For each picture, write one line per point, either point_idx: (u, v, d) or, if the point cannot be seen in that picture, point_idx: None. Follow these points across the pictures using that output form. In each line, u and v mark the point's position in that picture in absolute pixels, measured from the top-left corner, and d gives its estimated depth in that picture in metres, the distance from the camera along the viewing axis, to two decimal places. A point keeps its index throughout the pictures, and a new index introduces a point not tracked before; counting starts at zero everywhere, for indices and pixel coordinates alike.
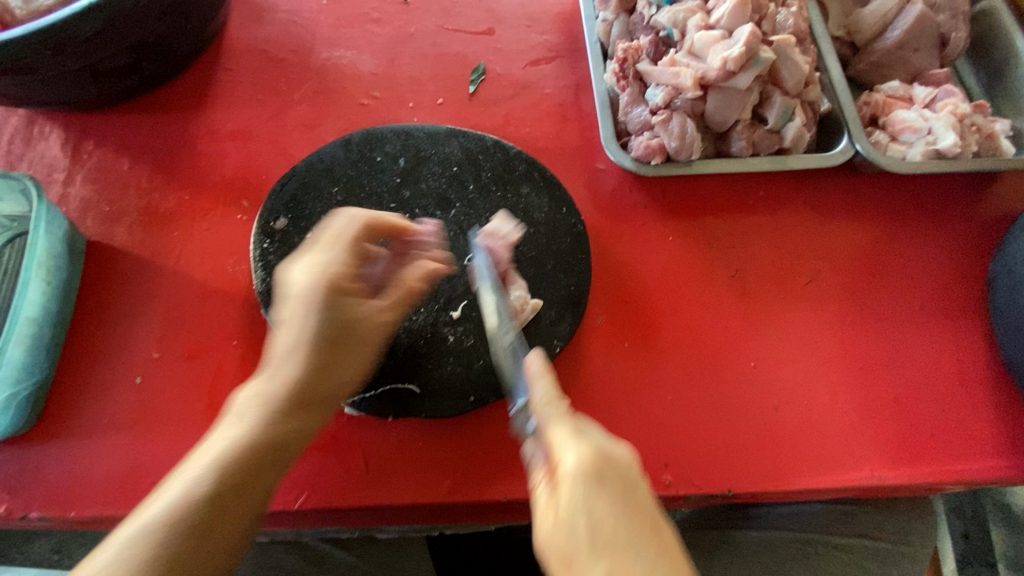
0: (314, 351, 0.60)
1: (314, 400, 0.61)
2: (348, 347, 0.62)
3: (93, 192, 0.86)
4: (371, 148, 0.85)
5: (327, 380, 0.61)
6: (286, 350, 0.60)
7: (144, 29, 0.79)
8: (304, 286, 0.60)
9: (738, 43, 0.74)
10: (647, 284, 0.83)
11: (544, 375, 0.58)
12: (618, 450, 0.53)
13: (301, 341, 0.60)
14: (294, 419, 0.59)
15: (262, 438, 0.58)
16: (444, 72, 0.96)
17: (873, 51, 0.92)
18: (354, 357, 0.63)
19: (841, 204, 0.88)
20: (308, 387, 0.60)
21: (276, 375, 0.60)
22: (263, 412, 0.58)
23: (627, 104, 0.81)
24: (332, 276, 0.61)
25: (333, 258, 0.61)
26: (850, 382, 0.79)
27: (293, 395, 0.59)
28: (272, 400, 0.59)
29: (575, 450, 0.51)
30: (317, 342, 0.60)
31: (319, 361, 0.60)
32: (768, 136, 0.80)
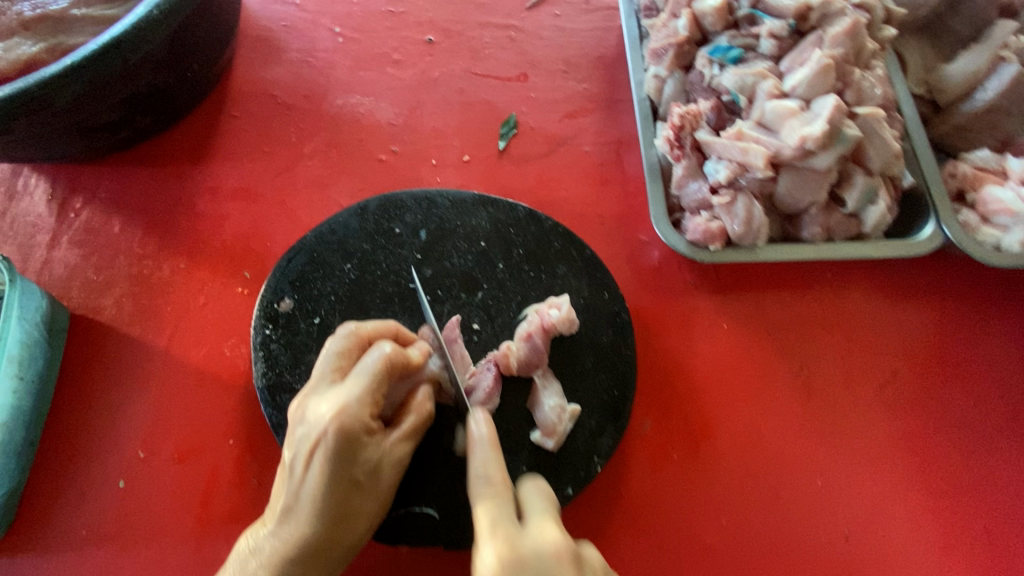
0: (320, 512, 0.52)
1: (333, 550, 0.54)
2: (364, 496, 0.54)
3: (80, 257, 0.77)
4: (389, 216, 0.75)
5: (337, 538, 0.54)
6: (292, 505, 0.53)
7: (137, 83, 0.70)
8: (313, 438, 0.51)
9: (818, 118, 0.64)
10: (700, 379, 0.73)
11: (485, 444, 0.52)
12: (536, 545, 0.45)
13: (310, 497, 0.52)
14: None
15: None
16: (471, 124, 0.86)
17: (958, 114, 0.81)
18: (367, 507, 0.55)
19: (921, 290, 0.77)
20: (319, 549, 0.53)
21: (279, 532, 0.53)
22: (284, 565, 0.52)
23: (683, 178, 0.70)
24: (346, 424, 0.51)
25: (355, 397, 0.52)
26: (934, 508, 0.68)
27: (300, 559, 0.52)
28: (277, 563, 0.52)
29: (488, 552, 0.45)
30: (326, 501, 0.51)
31: (327, 523, 0.52)
32: (845, 221, 0.70)
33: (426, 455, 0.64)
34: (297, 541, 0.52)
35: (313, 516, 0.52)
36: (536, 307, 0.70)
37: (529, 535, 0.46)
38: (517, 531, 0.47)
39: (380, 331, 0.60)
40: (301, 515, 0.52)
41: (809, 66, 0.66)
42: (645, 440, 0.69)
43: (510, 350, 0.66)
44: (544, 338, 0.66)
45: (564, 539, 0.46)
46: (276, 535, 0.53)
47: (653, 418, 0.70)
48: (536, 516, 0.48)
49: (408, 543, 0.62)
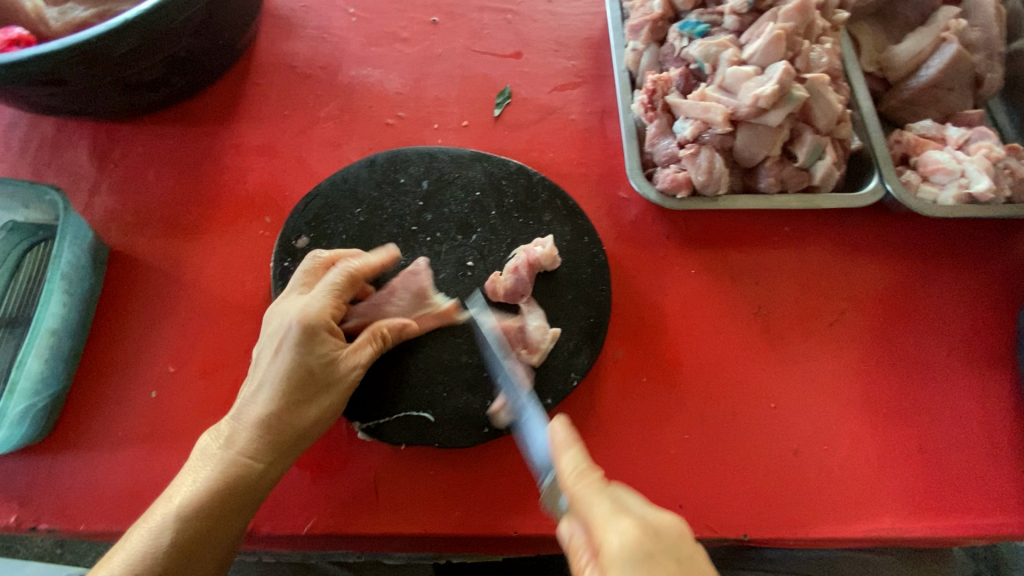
0: (280, 392, 0.62)
1: (289, 434, 0.63)
2: (320, 388, 0.64)
3: (118, 202, 0.87)
4: (395, 169, 0.85)
5: (293, 422, 0.63)
6: (258, 389, 0.63)
7: (176, 44, 0.79)
8: (283, 329, 0.64)
9: (770, 80, 0.73)
10: (669, 316, 0.82)
11: (570, 446, 0.57)
12: (659, 522, 0.51)
13: (274, 381, 0.63)
14: (261, 457, 0.61)
15: (242, 465, 0.60)
16: (470, 94, 0.96)
17: (907, 89, 0.91)
18: (322, 399, 0.64)
19: (868, 242, 0.86)
20: (277, 429, 0.62)
21: (243, 414, 0.63)
22: (248, 441, 0.61)
23: (655, 135, 0.80)
24: (307, 317, 0.64)
25: (315, 300, 0.66)
26: (874, 428, 0.77)
27: (258, 437, 0.61)
28: (242, 439, 0.61)
29: (618, 526, 0.50)
30: (286, 381, 0.62)
31: (286, 403, 0.62)
32: (797, 174, 0.79)
33: (423, 369, 0.73)
34: (260, 419, 0.62)
35: (275, 397, 0.62)
36: (523, 247, 0.80)
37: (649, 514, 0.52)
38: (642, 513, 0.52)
39: (345, 256, 0.73)
40: (265, 398, 0.63)
41: (764, 36, 0.75)
42: (619, 365, 0.78)
43: (499, 282, 0.75)
44: (528, 273, 0.76)
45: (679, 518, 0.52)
46: (242, 419, 0.63)
47: (626, 346, 0.80)
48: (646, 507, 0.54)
49: (406, 443, 0.71)
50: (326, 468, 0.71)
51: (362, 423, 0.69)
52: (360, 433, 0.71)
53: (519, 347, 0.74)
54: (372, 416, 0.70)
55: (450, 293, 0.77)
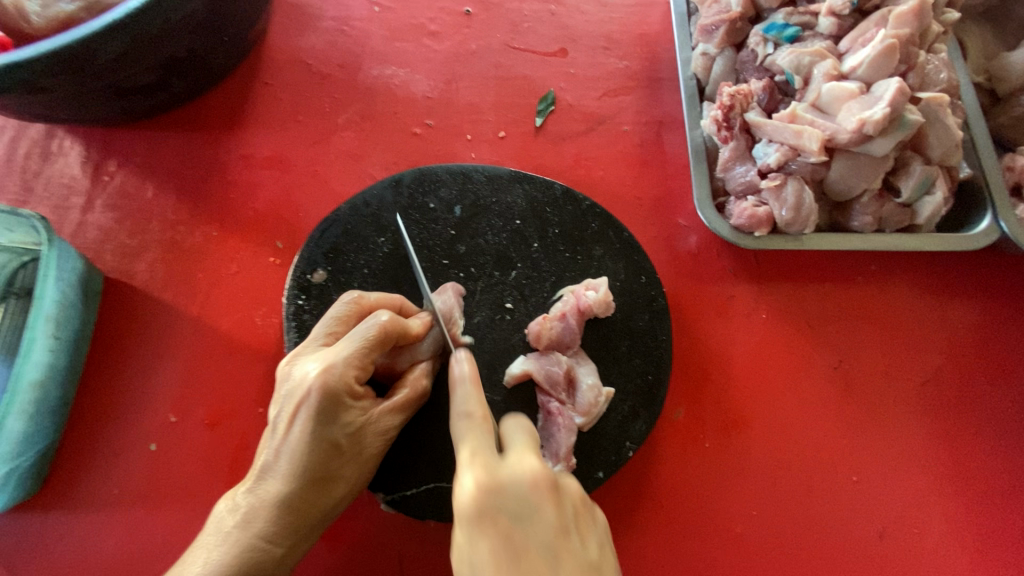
0: (294, 468, 0.54)
1: (312, 511, 0.55)
2: (346, 460, 0.56)
3: (114, 221, 0.77)
4: (423, 190, 0.74)
5: (316, 499, 0.55)
6: (275, 460, 0.54)
7: (175, 45, 0.68)
8: (299, 393, 0.53)
9: (880, 101, 0.61)
10: (734, 369, 0.72)
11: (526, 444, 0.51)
12: (513, 474, 0.46)
13: (295, 451, 0.53)
14: (283, 536, 0.54)
15: (257, 549, 0.53)
16: (508, 99, 0.84)
17: (1020, 105, 0.77)
18: (347, 472, 0.56)
19: (968, 287, 0.75)
20: (295, 508, 0.54)
21: (253, 489, 0.54)
22: (264, 519, 0.53)
23: (729, 160, 0.68)
24: (332, 383, 0.52)
25: (343, 357, 0.53)
26: (971, 510, 0.67)
27: (276, 518, 0.53)
28: (256, 519, 0.53)
29: (470, 474, 0.46)
30: (309, 456, 0.53)
31: (301, 480, 0.54)
32: (898, 211, 0.67)
33: None
34: (273, 496, 0.54)
35: (291, 473, 0.54)
36: (569, 287, 0.69)
37: (508, 463, 0.47)
38: (494, 461, 0.47)
39: (381, 302, 0.61)
40: (274, 472, 0.54)
41: (873, 46, 0.62)
42: (677, 427, 0.69)
43: (545, 327, 0.65)
44: (578, 320, 0.66)
45: (541, 469, 0.47)
46: (251, 493, 0.54)
47: (685, 405, 0.70)
48: (514, 449, 0.49)
49: (435, 518, 0.62)
50: (346, 541, 0.63)
51: (387, 496, 0.60)
52: (384, 506, 0.62)
53: (558, 395, 0.63)
54: (397, 487, 0.62)
55: (487, 340, 0.67)
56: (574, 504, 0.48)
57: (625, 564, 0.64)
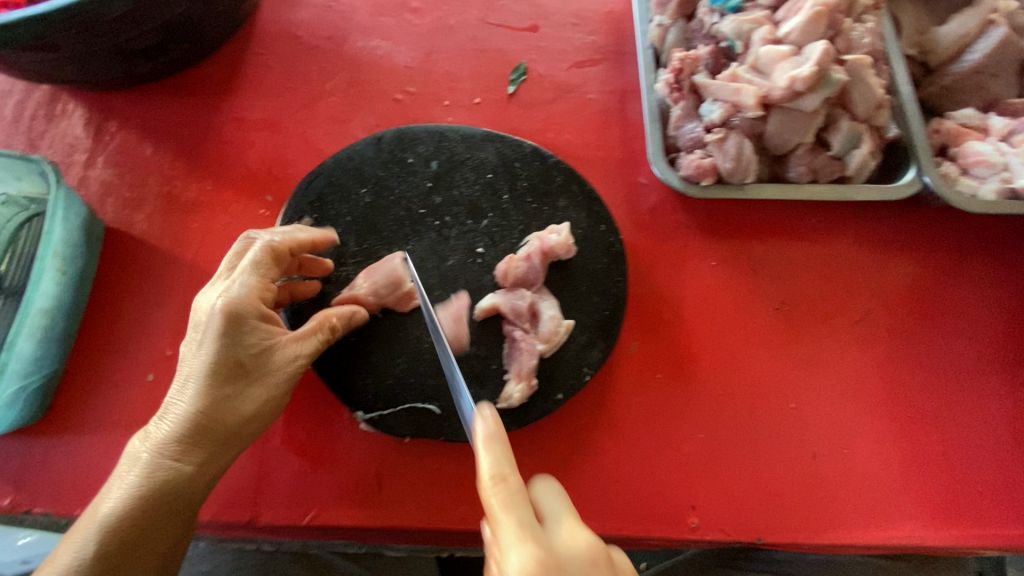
0: (202, 390, 0.57)
1: (223, 433, 0.58)
2: (250, 384, 0.59)
3: (114, 176, 0.83)
4: (402, 148, 0.80)
5: (223, 419, 0.58)
6: (183, 385, 0.57)
7: (173, 10, 0.75)
8: (202, 321, 0.57)
9: (808, 61, 0.68)
10: (686, 309, 0.79)
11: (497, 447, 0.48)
12: (566, 551, 0.47)
13: (200, 373, 0.57)
14: (192, 454, 0.58)
15: (169, 466, 0.57)
16: (483, 69, 0.91)
17: (948, 74, 0.85)
18: (254, 393, 0.60)
19: (900, 237, 0.82)
20: (203, 428, 0.57)
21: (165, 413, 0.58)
22: (173, 440, 0.57)
23: (680, 118, 0.75)
24: (231, 306, 0.57)
25: (244, 285, 0.58)
26: (897, 432, 0.74)
27: (183, 438, 0.57)
28: (165, 439, 0.57)
29: (518, 553, 0.44)
30: (210, 376, 0.56)
31: (204, 401, 0.57)
32: (830, 164, 0.74)
33: (430, 359, 0.70)
34: (181, 417, 0.57)
35: (196, 394, 0.57)
36: (535, 233, 0.76)
37: (558, 541, 0.47)
38: (544, 537, 0.46)
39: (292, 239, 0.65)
40: (185, 396, 0.57)
41: (803, 13, 0.70)
42: (632, 359, 0.75)
43: (511, 266, 0.72)
44: (542, 260, 0.72)
45: (590, 539, 0.47)
46: (167, 417, 0.58)
47: (641, 340, 0.76)
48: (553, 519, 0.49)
49: (410, 436, 0.68)
50: (330, 458, 0.70)
51: (366, 414, 0.67)
52: (364, 425, 0.69)
53: (522, 325, 0.70)
54: (376, 407, 0.68)
55: (460, 280, 0.74)
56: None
57: (584, 480, 0.70)
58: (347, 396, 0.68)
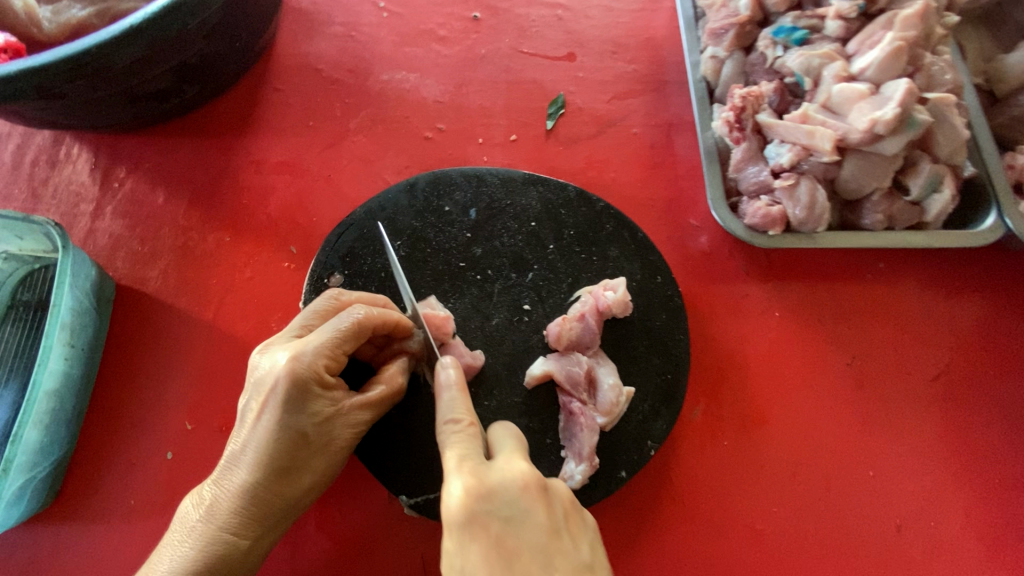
0: (257, 463, 0.52)
1: (280, 506, 0.54)
2: (311, 454, 0.54)
3: (124, 228, 0.76)
4: (437, 194, 0.74)
5: (282, 492, 0.54)
6: (241, 452, 0.53)
7: (188, 50, 0.68)
8: (267, 383, 0.52)
9: (890, 101, 0.62)
10: (750, 367, 0.72)
11: (454, 388, 0.52)
12: (501, 477, 0.46)
13: (261, 442, 0.52)
14: (249, 529, 0.53)
15: (223, 541, 0.53)
16: (518, 103, 0.85)
17: (1018, 104, 0.80)
18: (315, 465, 0.55)
19: (976, 283, 0.76)
20: (262, 501, 0.53)
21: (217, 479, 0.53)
22: (229, 512, 0.53)
23: (742, 161, 0.69)
24: (299, 372, 0.51)
25: (312, 347, 0.53)
26: (986, 502, 0.68)
27: (242, 510, 0.53)
28: (220, 512, 0.53)
29: (456, 478, 0.46)
30: (275, 448, 0.52)
31: (263, 473, 0.52)
32: (908, 209, 0.68)
33: None
34: (237, 488, 0.53)
35: (256, 464, 0.52)
36: (586, 288, 0.70)
37: (495, 468, 0.47)
38: (483, 465, 0.47)
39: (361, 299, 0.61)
40: (239, 469, 0.53)
41: (880, 48, 0.64)
42: (695, 425, 0.69)
43: (565, 328, 0.65)
44: (597, 320, 0.66)
45: (531, 470, 0.47)
46: (219, 486, 0.53)
47: (703, 403, 0.70)
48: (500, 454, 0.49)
49: None
50: (371, 544, 0.64)
51: (411, 500, 0.61)
52: (408, 509, 0.63)
53: (580, 396, 0.64)
54: (421, 490, 0.62)
55: (506, 341, 0.68)
56: (564, 505, 0.47)
57: (649, 563, 0.64)
58: (390, 479, 0.62)
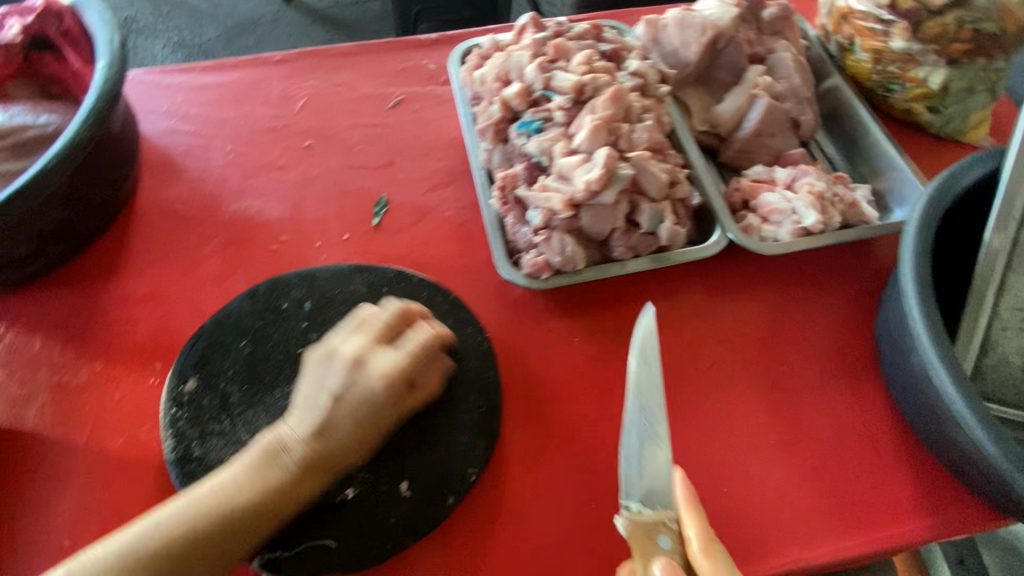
0: (309, 448, 0.68)
1: (314, 465, 0.68)
2: (318, 470, 0.68)
3: (4, 375, 0.87)
4: (276, 294, 0.88)
5: (323, 455, 0.69)
6: (313, 417, 0.69)
7: (44, 218, 0.83)
8: (361, 380, 0.70)
9: (596, 165, 0.83)
10: (561, 387, 0.87)
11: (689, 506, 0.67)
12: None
13: (330, 413, 0.69)
14: (293, 479, 0.67)
15: (281, 492, 0.66)
16: (348, 208, 1.02)
17: (736, 140, 1.02)
18: (334, 422, 0.70)
19: (731, 284, 0.95)
20: (299, 452, 0.68)
21: (222, 469, 0.66)
22: (297, 463, 0.67)
23: (514, 225, 0.87)
24: (384, 373, 0.71)
25: (396, 350, 0.73)
26: (764, 461, 0.82)
27: (285, 462, 0.67)
28: (295, 464, 0.67)
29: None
30: (330, 419, 0.69)
31: (344, 433, 0.70)
32: (645, 238, 0.87)
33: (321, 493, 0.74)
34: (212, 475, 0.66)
35: (324, 424, 0.69)
36: None
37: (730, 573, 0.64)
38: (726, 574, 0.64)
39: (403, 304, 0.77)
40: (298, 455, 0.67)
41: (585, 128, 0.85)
42: (518, 446, 0.82)
43: None
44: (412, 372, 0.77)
45: None
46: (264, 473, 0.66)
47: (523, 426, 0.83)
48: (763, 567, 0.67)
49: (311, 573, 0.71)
50: None
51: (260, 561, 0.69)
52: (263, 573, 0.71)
53: None
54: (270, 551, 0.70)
55: None
56: None
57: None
58: None
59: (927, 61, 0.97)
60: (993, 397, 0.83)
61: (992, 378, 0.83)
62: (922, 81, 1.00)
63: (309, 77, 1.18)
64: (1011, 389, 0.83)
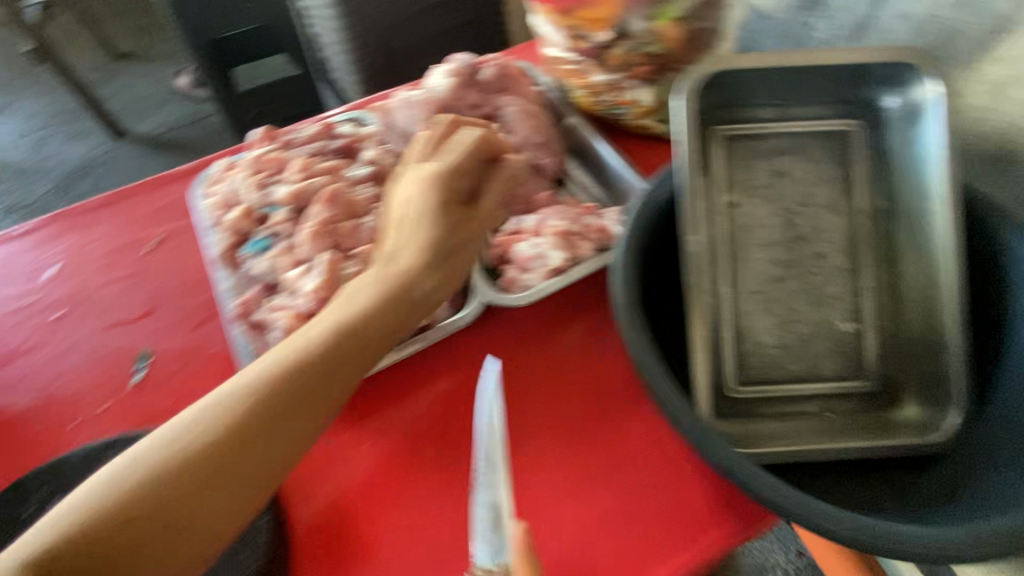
0: (377, 311, 0.75)
1: (215, 475, 0.65)
2: (222, 485, 0.65)
3: None
4: (18, 502, 0.80)
5: (233, 461, 0.66)
6: (244, 388, 0.69)
7: None
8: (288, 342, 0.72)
9: (316, 273, 0.81)
10: (350, 506, 0.83)
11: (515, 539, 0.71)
12: None
13: (252, 406, 0.67)
14: (203, 468, 0.65)
15: (162, 489, 0.63)
16: (106, 374, 0.95)
17: None
18: (258, 454, 0.67)
19: (510, 338, 0.95)
20: (228, 453, 0.66)
21: (212, 402, 0.67)
22: (208, 450, 0.65)
23: (260, 349, 0.84)
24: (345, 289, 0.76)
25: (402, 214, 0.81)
26: (565, 516, 0.81)
27: (200, 469, 0.64)
28: (209, 454, 0.65)
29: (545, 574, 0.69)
30: (259, 408, 0.68)
31: (247, 428, 0.67)
32: None
33: None
34: (203, 416, 0.67)
35: (267, 391, 0.69)
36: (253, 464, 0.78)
37: None
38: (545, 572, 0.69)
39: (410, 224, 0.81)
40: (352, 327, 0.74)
41: (302, 237, 0.84)
42: None
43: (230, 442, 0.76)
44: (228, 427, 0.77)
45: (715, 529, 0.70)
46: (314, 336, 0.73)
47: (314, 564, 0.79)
48: None
49: None
50: None
51: None
52: None
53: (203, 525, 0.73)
54: None
55: None
56: None
57: None
58: None
59: (629, 85, 1.04)
60: (760, 379, 0.88)
61: (755, 362, 0.88)
62: (636, 102, 1.07)
63: (56, 241, 1.12)
64: (772, 369, 0.88)
